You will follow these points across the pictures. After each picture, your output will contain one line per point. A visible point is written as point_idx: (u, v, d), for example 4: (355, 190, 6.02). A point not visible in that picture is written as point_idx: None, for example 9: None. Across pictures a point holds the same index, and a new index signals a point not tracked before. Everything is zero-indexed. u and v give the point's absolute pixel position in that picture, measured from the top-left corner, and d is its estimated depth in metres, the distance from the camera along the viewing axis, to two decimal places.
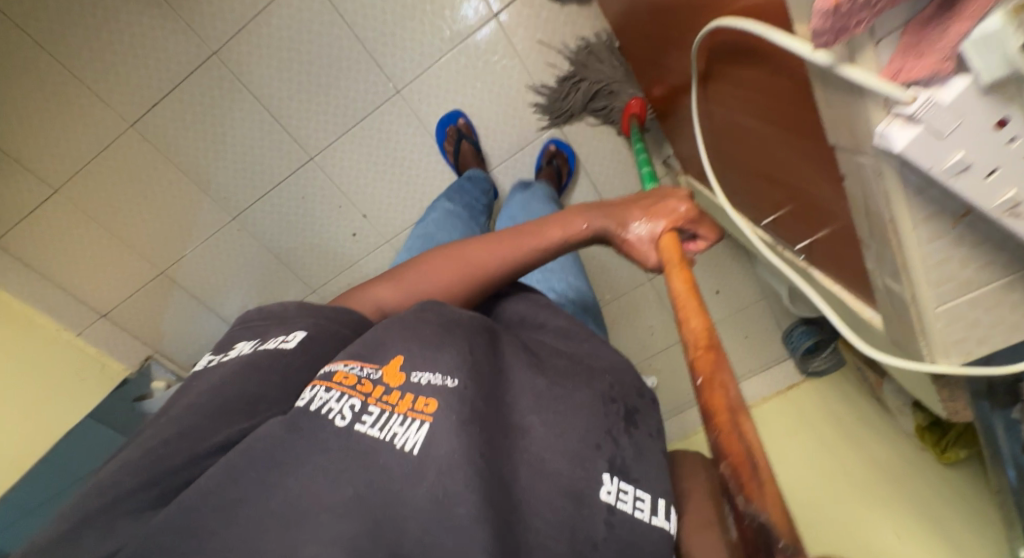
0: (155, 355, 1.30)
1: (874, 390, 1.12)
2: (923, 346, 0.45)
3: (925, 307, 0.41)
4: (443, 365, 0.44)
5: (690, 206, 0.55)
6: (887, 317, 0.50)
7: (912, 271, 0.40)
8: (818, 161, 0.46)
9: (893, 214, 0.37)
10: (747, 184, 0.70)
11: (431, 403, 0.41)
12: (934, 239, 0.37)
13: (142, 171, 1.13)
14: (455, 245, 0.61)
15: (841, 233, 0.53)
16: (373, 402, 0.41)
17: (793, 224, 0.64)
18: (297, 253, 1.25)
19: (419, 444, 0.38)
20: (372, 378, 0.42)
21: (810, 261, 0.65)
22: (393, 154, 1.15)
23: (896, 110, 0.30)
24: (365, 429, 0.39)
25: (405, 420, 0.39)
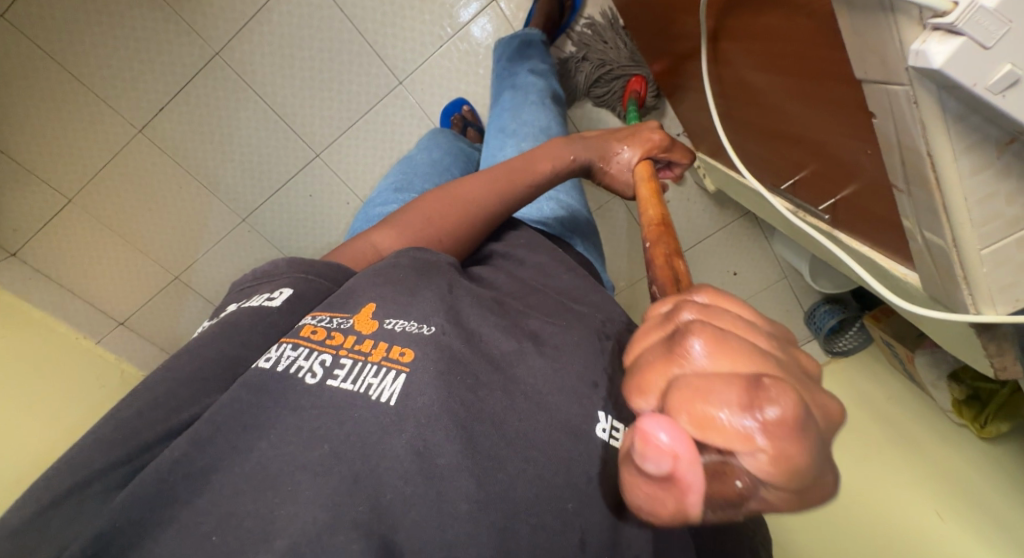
0: (173, 360, 1.31)
1: (905, 366, 1.08)
2: (966, 295, 0.42)
3: (968, 250, 0.38)
4: (417, 312, 0.42)
5: (663, 135, 0.63)
6: (923, 269, 0.47)
7: (954, 211, 0.37)
8: (843, 106, 0.44)
9: (931, 148, 0.34)
10: (764, 149, 0.68)
11: (407, 353, 0.38)
12: (977, 172, 0.35)
13: (154, 177, 1.13)
14: (448, 187, 0.59)
15: (868, 185, 0.51)
16: (345, 353, 0.38)
17: (815, 186, 0.62)
18: (308, 252, 1.24)
19: (395, 394, 0.36)
20: (342, 328, 0.40)
21: (835, 223, 0.63)
22: (399, 147, 1.14)
23: (933, 23, 0.28)
24: (337, 384, 0.37)
25: (379, 371, 0.37)
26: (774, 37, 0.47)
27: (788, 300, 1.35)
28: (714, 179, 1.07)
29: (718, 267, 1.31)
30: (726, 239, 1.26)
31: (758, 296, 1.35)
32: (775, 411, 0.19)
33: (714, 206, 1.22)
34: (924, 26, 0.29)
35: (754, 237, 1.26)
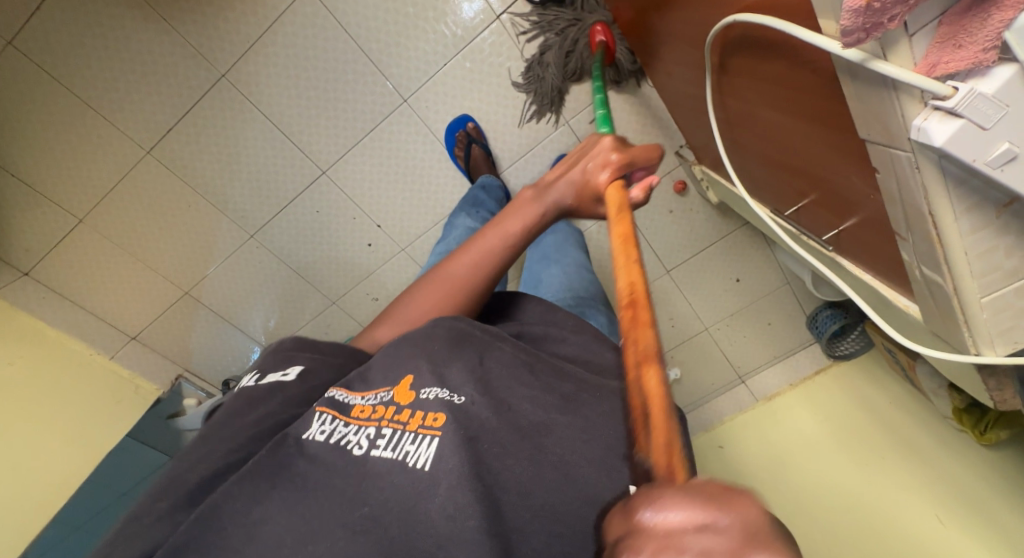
0: (186, 373, 1.33)
1: (906, 373, 1.10)
2: (967, 337, 0.43)
3: (969, 296, 0.40)
4: (450, 382, 0.52)
5: (619, 154, 0.56)
6: (925, 308, 0.48)
7: (954, 263, 0.38)
8: (847, 152, 0.45)
9: (933, 207, 0.36)
10: (768, 176, 0.69)
11: (438, 418, 0.48)
12: (976, 229, 0.36)
13: (162, 196, 1.14)
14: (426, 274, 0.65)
15: (870, 220, 0.52)
16: (387, 423, 0.49)
17: (818, 215, 0.63)
18: (315, 267, 1.26)
19: (428, 460, 0.45)
20: (386, 400, 0.51)
21: (838, 250, 0.64)
22: (404, 163, 1.15)
23: (934, 103, 0.29)
24: (380, 451, 0.47)
25: (416, 438, 0.47)
26: (778, 81, 0.48)
27: (791, 305, 1.37)
28: (717, 191, 1.08)
29: (721, 274, 1.32)
30: (729, 247, 1.27)
31: (760, 302, 1.36)
32: None
33: (717, 215, 1.23)
34: (924, 104, 0.30)
35: (757, 245, 1.27)
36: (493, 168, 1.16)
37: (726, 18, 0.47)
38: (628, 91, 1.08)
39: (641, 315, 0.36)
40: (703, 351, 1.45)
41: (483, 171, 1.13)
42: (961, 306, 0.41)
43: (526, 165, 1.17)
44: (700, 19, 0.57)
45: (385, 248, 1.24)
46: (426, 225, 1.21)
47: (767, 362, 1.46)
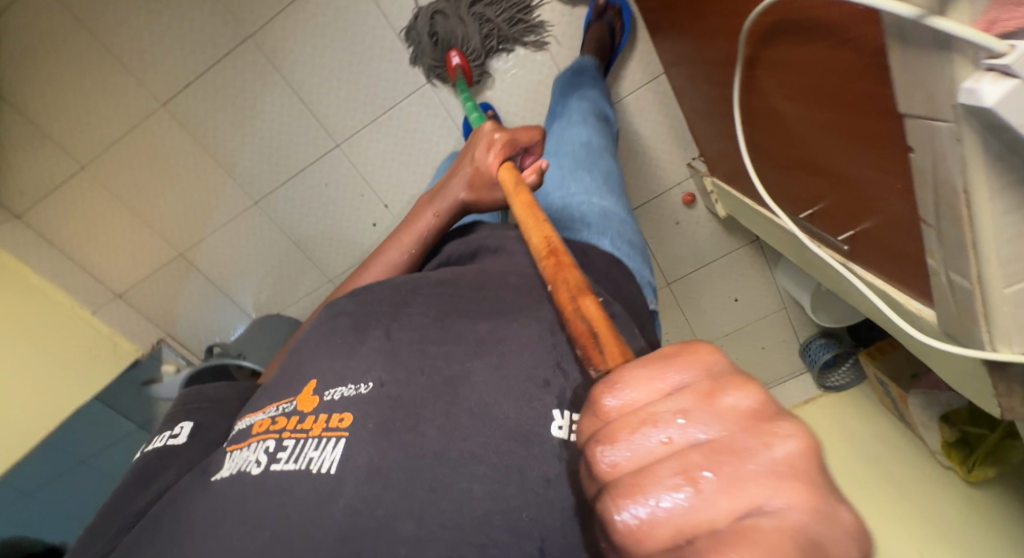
0: (167, 339, 1.30)
1: (897, 407, 1.09)
2: (985, 334, 0.43)
3: (992, 287, 0.39)
4: (354, 376, 0.47)
5: (502, 133, 0.69)
6: (942, 308, 0.48)
7: (984, 249, 0.38)
8: (878, 139, 0.45)
9: (969, 183, 0.35)
10: (786, 178, 0.69)
11: (345, 418, 0.43)
12: (1009, 211, 0.36)
13: (170, 152, 1.13)
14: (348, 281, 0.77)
15: (888, 220, 0.52)
16: (289, 434, 0.44)
17: (835, 217, 0.63)
18: (315, 243, 1.24)
19: (334, 463, 0.41)
20: (288, 410, 0.47)
21: (851, 254, 0.64)
22: (419, 145, 1.15)
23: (988, 63, 0.29)
24: (280, 465, 0.42)
25: (320, 443, 0.42)
26: (813, 67, 0.48)
27: (786, 332, 1.36)
28: (726, 205, 1.08)
29: (720, 293, 1.31)
30: (730, 265, 1.27)
31: (756, 325, 1.35)
32: (621, 398, 0.24)
33: (722, 231, 1.23)
34: (977, 66, 0.30)
35: (758, 267, 1.27)
36: None
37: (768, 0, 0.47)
38: (647, 97, 1.09)
39: (562, 261, 0.41)
40: None
41: None
42: (983, 299, 0.40)
43: None
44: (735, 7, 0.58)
45: (388, 230, 1.23)
46: None
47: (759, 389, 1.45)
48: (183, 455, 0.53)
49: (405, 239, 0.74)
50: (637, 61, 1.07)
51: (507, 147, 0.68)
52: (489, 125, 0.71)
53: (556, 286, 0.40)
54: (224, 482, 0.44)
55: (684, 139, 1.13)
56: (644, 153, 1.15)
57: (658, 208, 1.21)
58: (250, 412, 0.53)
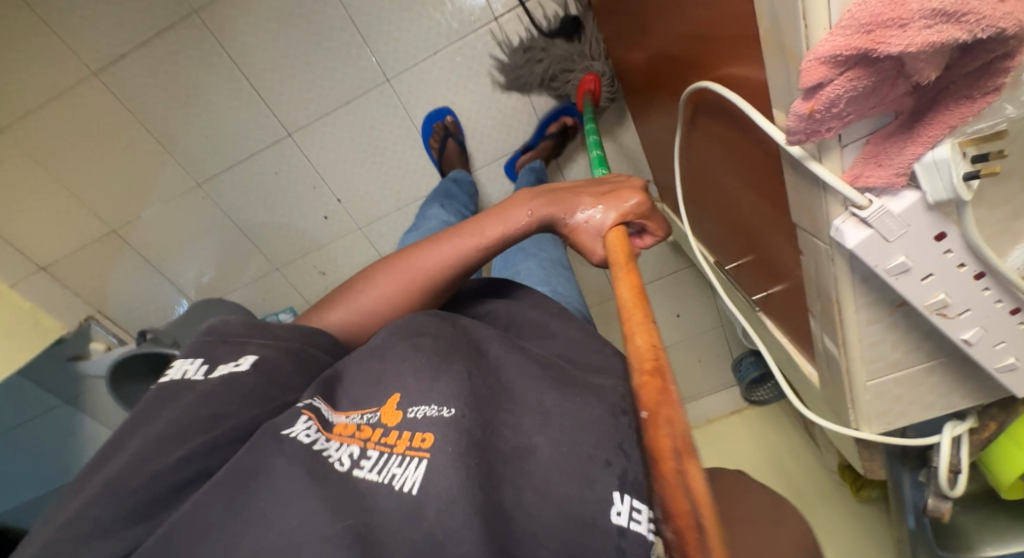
0: (96, 316, 1.25)
1: (806, 426, 1.19)
2: (851, 413, 0.49)
3: (857, 379, 0.45)
4: (439, 398, 0.47)
5: (642, 200, 0.57)
6: (824, 380, 0.54)
7: (850, 348, 0.43)
8: (783, 230, 0.49)
9: (839, 296, 0.40)
10: (716, 229, 0.74)
11: (427, 439, 0.43)
12: (872, 322, 0.41)
13: (105, 126, 1.08)
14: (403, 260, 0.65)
15: (790, 291, 0.57)
16: (373, 446, 0.45)
17: (753, 274, 0.68)
18: (264, 230, 1.21)
19: (417, 483, 0.40)
20: (372, 422, 0.48)
21: (763, 310, 0.69)
22: (375, 143, 1.13)
23: (852, 210, 0.33)
24: (365, 473, 0.43)
25: (404, 460, 0.42)
26: (735, 151, 0.52)
27: (720, 347, 1.44)
28: (673, 231, 1.13)
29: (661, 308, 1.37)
30: (674, 283, 1.33)
31: (694, 340, 1.43)
32: None
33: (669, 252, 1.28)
34: (845, 208, 0.34)
35: (699, 286, 1.33)
36: (466, 165, 1.15)
37: (696, 84, 0.50)
38: (608, 119, 1.11)
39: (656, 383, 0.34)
40: None
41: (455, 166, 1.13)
42: (851, 387, 0.46)
43: (490, 172, 1.18)
44: (677, 72, 0.60)
45: (341, 224, 1.22)
46: (385, 209, 1.20)
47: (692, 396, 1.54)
48: (237, 390, 0.50)
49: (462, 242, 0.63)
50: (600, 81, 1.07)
51: (627, 217, 0.56)
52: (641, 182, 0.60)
53: (654, 411, 0.33)
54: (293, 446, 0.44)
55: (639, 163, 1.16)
56: None
57: None
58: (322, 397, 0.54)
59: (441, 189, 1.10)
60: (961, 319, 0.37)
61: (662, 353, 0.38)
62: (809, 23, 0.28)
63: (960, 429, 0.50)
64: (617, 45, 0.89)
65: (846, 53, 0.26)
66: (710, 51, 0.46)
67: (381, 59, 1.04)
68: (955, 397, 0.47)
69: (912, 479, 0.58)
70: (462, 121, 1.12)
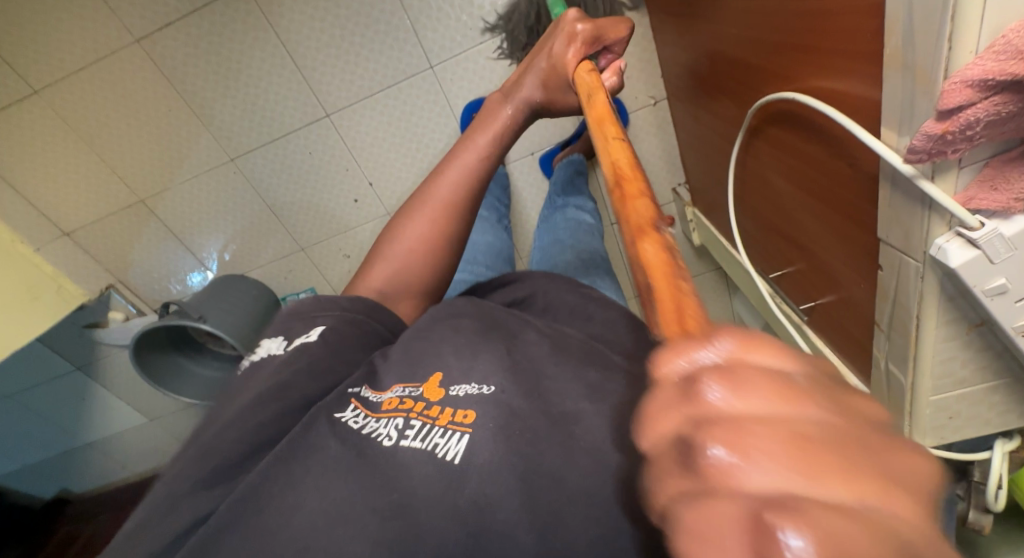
0: (117, 285, 1.25)
1: None
2: (906, 424, 0.51)
3: (922, 393, 0.46)
4: (478, 377, 0.51)
5: (576, 49, 0.65)
6: (877, 391, 0.55)
7: (923, 362, 0.44)
8: (857, 244, 0.50)
9: (921, 315, 0.41)
10: (764, 238, 0.75)
11: (468, 415, 0.46)
12: (948, 339, 0.42)
13: (142, 93, 1.07)
14: (395, 220, 0.73)
15: (845, 304, 0.58)
16: (415, 416, 0.47)
17: (800, 284, 0.69)
18: (292, 210, 1.21)
19: (458, 453, 0.43)
20: (414, 395, 0.50)
21: (808, 320, 0.70)
22: (412, 129, 1.12)
23: (960, 230, 0.34)
24: (408, 442, 0.45)
25: (445, 432, 0.45)
26: (808, 163, 0.53)
27: None
28: (702, 235, 1.14)
29: None
30: None
31: None
32: None
33: (693, 255, 1.28)
34: (950, 228, 0.35)
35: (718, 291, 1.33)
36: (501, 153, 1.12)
37: (775, 95, 0.51)
38: (646, 120, 1.11)
39: (655, 258, 0.33)
40: None
41: None
42: (914, 398, 0.48)
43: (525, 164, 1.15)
44: (747, 80, 0.61)
45: (370, 208, 1.21)
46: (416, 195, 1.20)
47: None
48: (313, 359, 0.56)
49: (465, 155, 0.72)
50: (643, 82, 1.07)
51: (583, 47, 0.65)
52: (573, 13, 0.66)
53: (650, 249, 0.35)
54: (350, 434, 0.46)
55: (673, 164, 1.17)
56: None
57: None
58: (371, 384, 0.55)
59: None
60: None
61: (662, 232, 0.36)
62: (953, 48, 0.28)
63: (1009, 447, 0.53)
64: (670, 47, 0.89)
65: (998, 78, 0.27)
66: (799, 64, 0.47)
67: (426, 46, 1.04)
68: (1012, 417, 0.48)
69: None
70: None
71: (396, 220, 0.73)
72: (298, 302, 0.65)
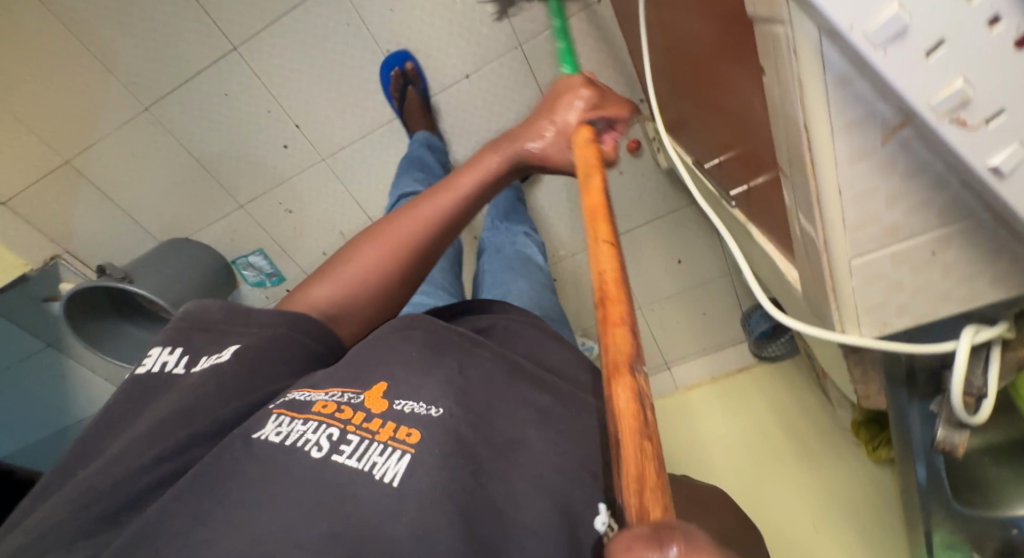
0: (65, 255, 1.13)
1: (820, 381, 1.04)
2: (833, 312, 0.40)
3: (840, 257, 0.36)
4: (427, 394, 0.44)
5: (587, 98, 0.57)
6: (805, 280, 0.45)
7: (826, 203, 0.34)
8: (747, 63, 0.40)
9: (810, 124, 0.31)
10: (693, 120, 0.63)
11: (413, 434, 0.40)
12: (858, 159, 0.33)
13: (38, 38, 0.94)
14: (382, 225, 0.57)
15: (759, 161, 0.47)
16: (352, 430, 0.40)
17: (729, 166, 0.57)
18: (223, 162, 1.08)
19: (398, 475, 0.37)
20: (353, 403, 0.42)
21: (745, 212, 0.59)
22: (334, 57, 0.98)
23: None
24: (342, 459, 0.38)
25: (384, 450, 0.38)
26: None
27: (728, 300, 1.26)
28: (668, 156, 0.96)
29: (663, 253, 1.20)
30: (675, 225, 1.16)
31: (694, 291, 1.26)
32: None
33: (669, 186, 1.11)
34: None
35: (702, 229, 1.16)
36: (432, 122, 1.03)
37: None
38: (586, 24, 0.94)
39: (612, 314, 0.35)
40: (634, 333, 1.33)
41: (418, 125, 1.01)
42: (831, 272, 0.38)
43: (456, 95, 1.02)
44: None
45: (303, 153, 1.08)
46: (353, 136, 1.06)
47: (676, 360, 1.36)
48: (215, 384, 0.44)
49: (443, 197, 0.57)
50: None
51: (583, 116, 0.56)
52: (580, 77, 0.58)
53: (607, 300, 0.37)
54: (265, 447, 0.39)
55: (630, 79, 0.99)
56: None
57: None
58: (302, 382, 0.46)
59: (415, 157, 0.98)
60: (992, 132, 0.29)
61: (626, 281, 0.38)
62: None
63: (985, 335, 0.40)
64: None
65: None
66: None
67: None
68: (982, 286, 0.38)
69: (922, 411, 0.50)
70: (412, 39, 0.97)
71: (379, 227, 0.57)
72: (199, 305, 0.51)
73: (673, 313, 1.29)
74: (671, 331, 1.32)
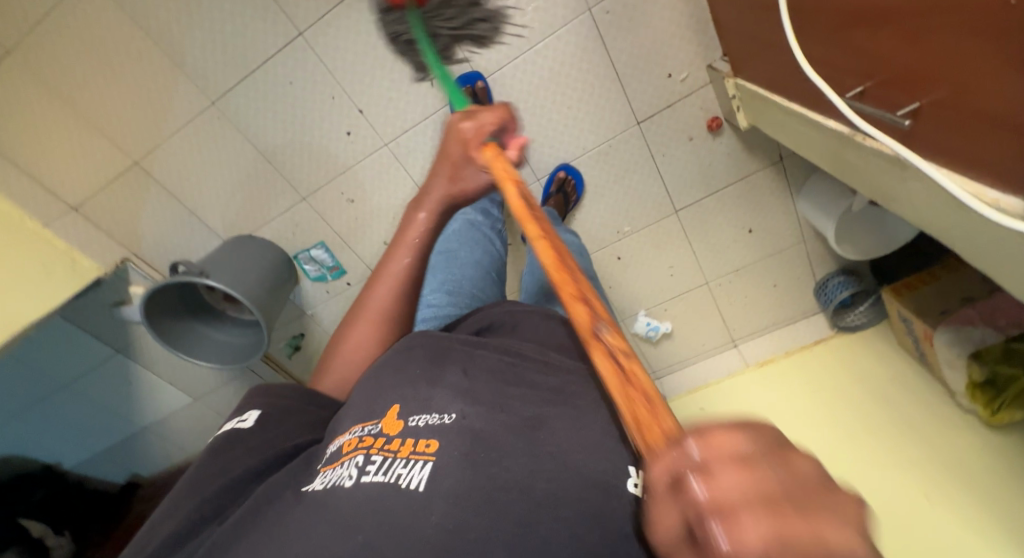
0: (132, 258, 1.17)
1: (920, 345, 0.95)
2: None
3: None
4: (439, 404, 0.44)
5: (491, 120, 0.63)
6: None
7: None
8: None
9: None
10: (837, 46, 0.55)
11: (431, 444, 0.40)
12: None
13: (112, 40, 0.96)
14: (358, 302, 0.68)
15: (987, 66, 0.37)
16: (375, 452, 0.41)
17: (896, 92, 0.49)
18: (286, 153, 1.09)
19: (423, 481, 0.37)
20: (373, 433, 0.43)
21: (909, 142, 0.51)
22: (397, 36, 0.95)
23: None
24: (370, 478, 0.38)
25: (408, 463, 0.39)
26: None
27: (802, 269, 1.16)
28: (751, 112, 0.89)
29: (733, 223, 1.10)
30: (749, 191, 1.06)
31: (767, 261, 1.15)
32: None
33: (741, 148, 1.01)
34: None
35: (778, 192, 1.05)
36: None
37: None
38: None
39: (568, 291, 0.40)
40: (700, 309, 1.24)
41: None
42: None
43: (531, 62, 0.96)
44: None
45: (365, 140, 1.07)
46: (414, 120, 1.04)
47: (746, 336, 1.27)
48: (249, 442, 0.49)
49: (396, 255, 0.69)
50: None
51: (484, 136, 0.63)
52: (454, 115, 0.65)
53: (562, 280, 0.41)
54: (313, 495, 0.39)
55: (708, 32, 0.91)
56: (667, 41, 0.92)
57: (673, 117, 0.99)
58: (338, 433, 0.47)
59: None
60: None
61: (569, 257, 0.43)
62: None
63: None
64: None
65: None
66: None
67: None
68: None
69: None
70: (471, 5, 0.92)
71: (358, 305, 0.68)
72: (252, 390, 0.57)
73: (745, 287, 1.19)
74: (744, 308, 1.23)
